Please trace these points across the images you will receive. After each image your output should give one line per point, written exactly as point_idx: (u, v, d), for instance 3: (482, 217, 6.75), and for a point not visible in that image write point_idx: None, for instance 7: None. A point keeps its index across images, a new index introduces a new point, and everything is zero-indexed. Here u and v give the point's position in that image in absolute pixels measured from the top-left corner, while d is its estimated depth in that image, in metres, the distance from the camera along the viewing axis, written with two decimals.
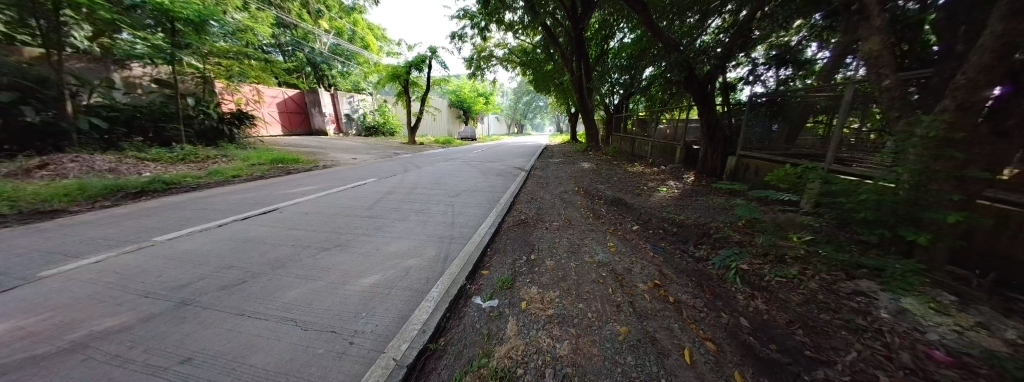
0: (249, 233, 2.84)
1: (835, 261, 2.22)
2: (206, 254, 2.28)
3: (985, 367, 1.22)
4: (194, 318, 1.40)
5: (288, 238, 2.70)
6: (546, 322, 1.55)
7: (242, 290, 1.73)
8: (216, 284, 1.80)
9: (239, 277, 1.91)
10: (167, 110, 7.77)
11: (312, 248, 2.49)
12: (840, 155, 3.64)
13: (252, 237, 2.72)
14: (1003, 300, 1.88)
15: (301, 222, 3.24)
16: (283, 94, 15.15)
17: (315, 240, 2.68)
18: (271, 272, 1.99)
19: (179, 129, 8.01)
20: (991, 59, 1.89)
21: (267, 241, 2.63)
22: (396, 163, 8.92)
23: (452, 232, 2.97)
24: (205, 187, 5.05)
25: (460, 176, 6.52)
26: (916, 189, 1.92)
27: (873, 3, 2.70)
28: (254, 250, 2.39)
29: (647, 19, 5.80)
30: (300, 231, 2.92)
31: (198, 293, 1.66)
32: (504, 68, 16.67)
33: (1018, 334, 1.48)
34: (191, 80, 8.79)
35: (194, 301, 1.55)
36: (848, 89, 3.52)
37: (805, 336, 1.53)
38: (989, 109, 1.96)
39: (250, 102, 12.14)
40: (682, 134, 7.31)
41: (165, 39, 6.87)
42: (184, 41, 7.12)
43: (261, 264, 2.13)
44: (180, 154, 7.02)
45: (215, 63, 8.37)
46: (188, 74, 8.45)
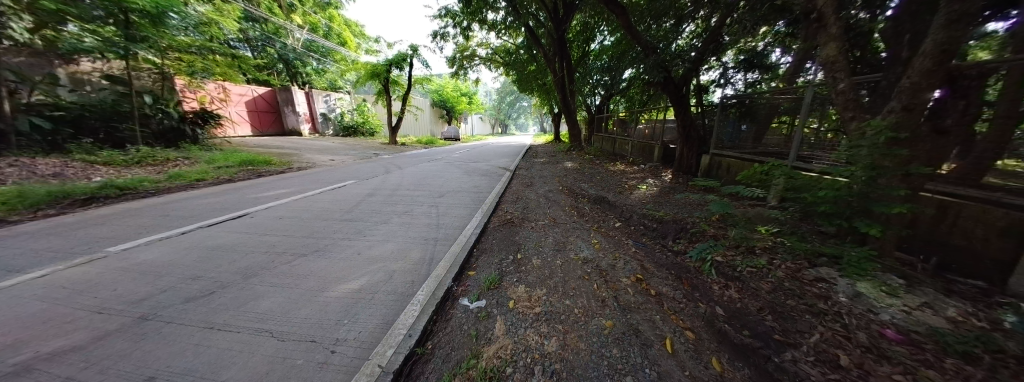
0: (217, 240, 2.65)
1: (799, 251, 2.38)
2: (170, 264, 2.11)
3: (930, 342, 1.42)
4: (159, 333, 1.29)
5: (261, 244, 2.56)
6: (534, 320, 1.56)
7: (212, 301, 1.61)
8: (182, 295, 1.66)
9: (207, 287, 1.78)
10: (122, 109, 7.11)
11: (288, 254, 2.36)
12: (802, 152, 3.93)
13: (221, 244, 2.54)
14: (943, 282, 2.12)
15: (276, 227, 3.06)
16: (252, 92, 14.30)
17: (291, 246, 2.54)
18: (244, 280, 1.88)
19: (134, 130, 7.29)
20: (932, 64, 2.10)
21: (238, 247, 2.48)
22: (377, 164, 8.68)
23: (437, 234, 2.93)
24: (167, 192, 4.65)
25: (444, 177, 6.44)
26: (868, 184, 2.11)
27: (829, 13, 2.93)
28: (224, 257, 2.25)
29: (626, 22, 6.00)
30: (274, 236, 2.76)
31: (160, 307, 1.53)
32: (488, 67, 16.59)
33: (955, 311, 1.69)
34: (147, 76, 7.95)
35: (156, 316, 1.43)
36: (808, 91, 3.82)
37: (774, 321, 1.64)
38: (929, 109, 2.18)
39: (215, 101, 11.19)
40: (660, 134, 7.61)
41: (117, 32, 6.29)
42: (139, 35, 6.52)
43: (231, 272, 2.01)
44: (136, 155, 6.43)
45: (174, 58, 7.72)
46: (144, 70, 7.73)
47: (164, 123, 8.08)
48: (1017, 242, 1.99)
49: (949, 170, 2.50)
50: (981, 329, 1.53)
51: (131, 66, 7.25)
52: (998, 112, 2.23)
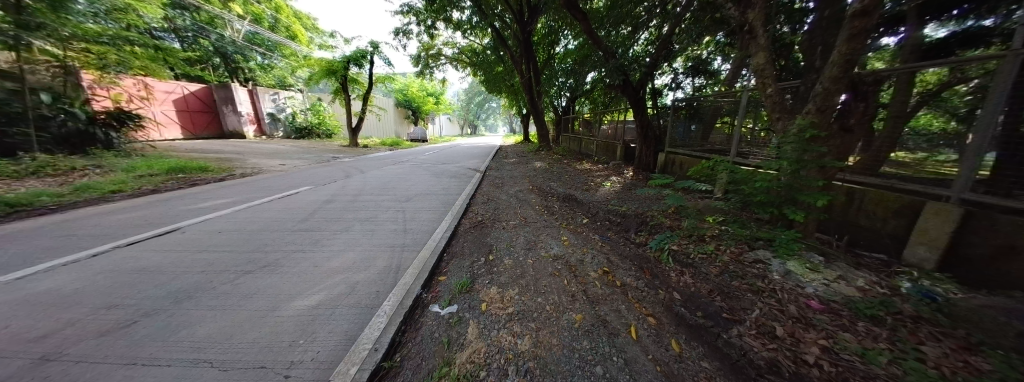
0: (140, 260, 2.25)
1: (740, 236, 2.65)
2: (76, 293, 1.74)
3: (845, 310, 1.71)
4: (63, 374, 1.05)
5: (196, 262, 2.23)
6: (508, 321, 1.56)
7: (133, 332, 1.36)
8: (94, 328, 1.38)
9: (126, 317, 1.50)
10: (13, 110, 5.79)
11: (230, 272, 2.08)
12: (741, 149, 4.43)
13: (145, 265, 2.17)
14: (852, 256, 2.53)
15: (215, 242, 2.69)
16: (181, 89, 12.49)
17: (234, 263, 2.24)
18: (175, 304, 1.63)
19: (30, 135, 5.95)
20: (839, 71, 2.49)
21: (166, 267, 2.13)
22: (336, 167, 8.05)
23: (404, 240, 2.79)
24: (72, 207, 3.84)
25: (411, 180, 6.17)
26: (793, 174, 2.45)
27: (758, 25, 3.30)
28: (148, 280, 1.92)
29: (587, 28, 6.27)
30: (213, 253, 2.42)
31: (63, 344, 1.25)
32: (454, 67, 16.27)
33: (861, 281, 2.02)
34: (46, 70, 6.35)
35: (59, 355, 1.17)
36: (744, 95, 4.32)
37: (722, 301, 1.83)
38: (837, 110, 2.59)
39: (136, 100, 9.52)
40: (621, 134, 8.08)
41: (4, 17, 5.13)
42: (36, 22, 5.38)
43: (159, 296, 1.72)
44: (31, 164, 5.28)
45: (81, 49, 6.35)
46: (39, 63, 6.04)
47: (67, 125, 6.68)
48: (905, 221, 2.42)
49: (854, 162, 2.89)
50: (882, 294, 1.85)
51: (22, 59, 5.74)
52: (889, 113, 2.70)
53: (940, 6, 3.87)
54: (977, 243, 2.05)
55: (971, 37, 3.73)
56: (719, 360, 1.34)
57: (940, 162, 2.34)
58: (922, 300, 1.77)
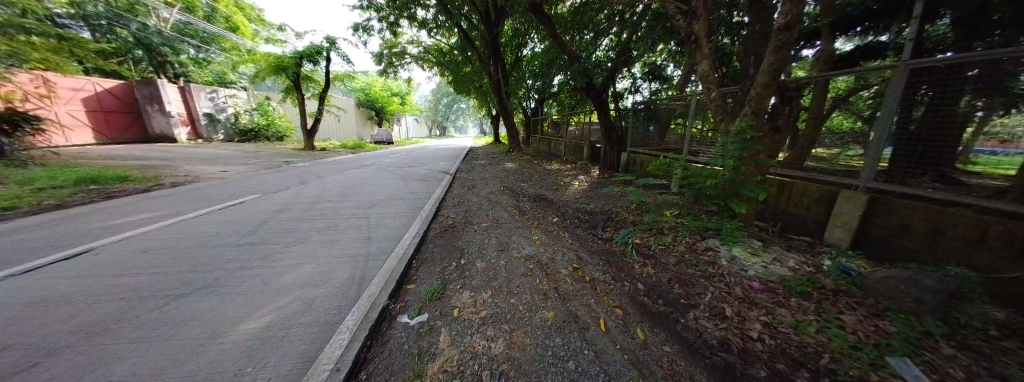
0: (37, 290, 1.85)
1: (694, 227, 2.89)
2: None
3: (780, 288, 1.95)
4: None
5: (115, 288, 1.88)
6: (481, 325, 1.53)
7: (25, 377, 1.11)
8: None
9: (15, 359, 1.21)
10: None
11: (159, 296, 1.79)
12: (692, 148, 4.86)
13: (44, 295, 1.78)
14: (785, 240, 2.88)
15: (139, 262, 2.30)
16: (93, 86, 10.80)
17: (163, 286, 1.93)
18: (85, 339, 1.36)
19: None
20: (768, 78, 2.84)
21: (72, 295, 1.78)
22: (290, 173, 7.34)
23: (368, 249, 2.62)
24: None
25: (375, 185, 5.83)
26: (735, 170, 2.73)
27: (702, 36, 3.65)
28: (47, 312, 1.59)
29: (553, 32, 6.46)
30: (137, 276, 2.06)
31: None
32: (420, 66, 15.73)
33: (792, 261, 2.32)
34: None
35: None
36: (693, 99, 4.75)
37: (680, 288, 1.99)
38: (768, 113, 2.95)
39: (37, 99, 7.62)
40: (587, 135, 8.42)
41: None
42: None
43: (63, 331, 1.42)
44: None
45: None
46: None
47: None
48: (824, 207, 2.82)
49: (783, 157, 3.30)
50: (809, 272, 2.14)
51: None
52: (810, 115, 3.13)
53: (846, 25, 4.63)
54: (877, 224, 2.46)
55: (870, 50, 4.69)
56: (679, 343, 1.46)
57: (851, 156, 2.77)
58: (838, 275, 2.08)
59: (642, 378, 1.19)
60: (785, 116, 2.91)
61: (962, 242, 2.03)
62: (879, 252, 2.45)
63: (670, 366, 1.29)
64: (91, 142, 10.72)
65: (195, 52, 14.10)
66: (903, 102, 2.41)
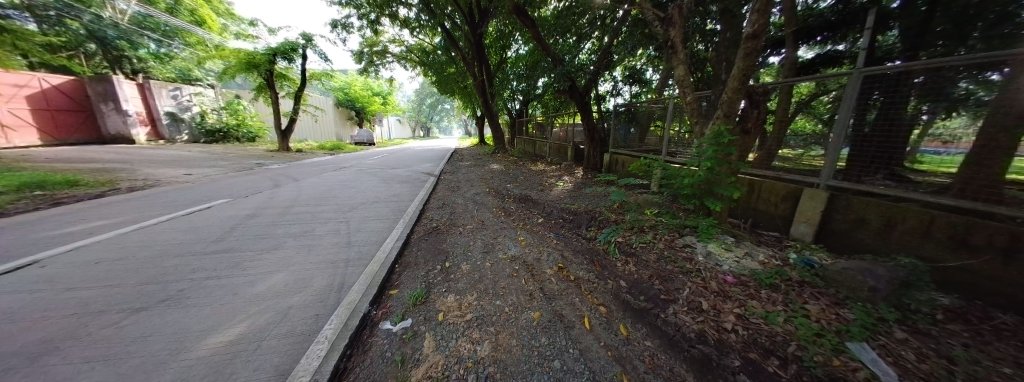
0: None
1: (672, 225, 3.00)
2: None
3: (750, 281, 2.07)
4: None
5: (64, 302, 1.70)
6: (466, 328, 1.51)
7: None
8: None
9: None
10: None
11: (114, 310, 1.63)
12: (670, 149, 5.07)
13: None
14: (756, 235, 3.06)
15: (90, 275, 2.09)
16: (40, 83, 9.97)
17: (120, 298, 1.76)
18: (28, 360, 1.22)
19: None
20: (738, 83, 3.01)
21: (10, 313, 1.59)
22: (262, 176, 6.94)
23: (348, 254, 2.53)
24: None
25: (356, 187, 5.64)
26: (710, 171, 2.86)
27: (678, 42, 3.81)
28: None
29: (536, 34, 6.53)
30: (89, 289, 1.87)
31: None
32: (403, 66, 15.40)
33: (762, 256, 2.46)
34: None
35: None
36: (671, 102, 4.95)
37: (659, 284, 2.06)
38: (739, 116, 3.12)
39: None
40: (571, 136, 8.57)
41: None
42: None
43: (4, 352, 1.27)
44: None
45: None
46: None
47: None
48: (789, 204, 3.01)
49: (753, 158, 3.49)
50: (776, 265, 2.28)
51: None
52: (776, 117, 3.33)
53: (807, 34, 5.02)
54: (836, 219, 2.65)
55: (829, 58, 5.14)
56: (659, 338, 1.51)
57: (812, 156, 2.98)
58: (803, 267, 2.23)
59: (625, 374, 1.22)
60: (754, 119, 3.08)
61: (909, 234, 2.24)
62: (838, 245, 2.65)
63: (651, 361, 1.33)
64: (33, 143, 9.80)
65: (154, 46, 12.78)
66: (858, 106, 2.62)
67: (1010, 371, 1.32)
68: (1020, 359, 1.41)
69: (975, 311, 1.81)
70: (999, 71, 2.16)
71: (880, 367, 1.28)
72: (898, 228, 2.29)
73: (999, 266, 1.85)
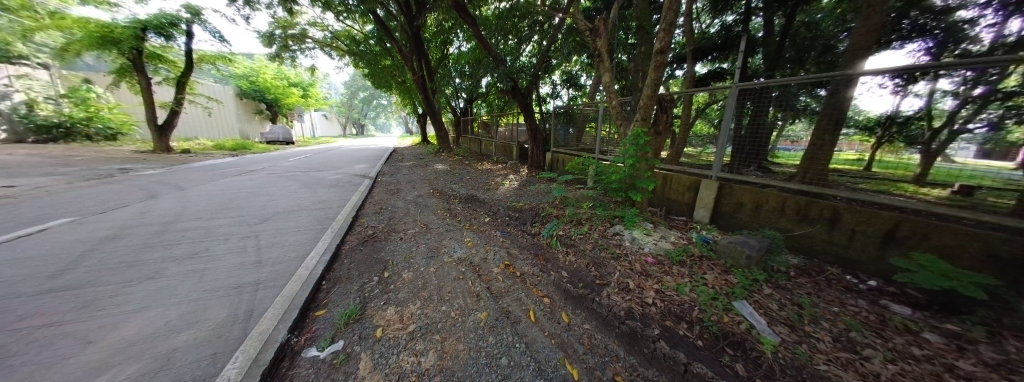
0: None
1: (605, 216, 3.32)
2: None
3: (665, 260, 2.43)
4: None
5: None
6: (408, 341, 1.41)
7: None
8: None
9: None
10: None
11: None
12: (602, 148, 5.60)
13: None
14: (670, 221, 3.61)
15: None
16: None
17: None
18: None
19: None
20: (651, 91, 3.48)
21: None
22: (126, 185, 5.29)
23: (257, 275, 2.11)
24: None
25: (269, 194, 4.76)
26: (632, 167, 3.26)
27: (603, 52, 4.23)
28: None
29: (477, 33, 6.47)
30: None
31: None
32: (327, 54, 13.54)
33: (674, 238, 2.91)
34: None
35: None
36: (601, 106, 5.48)
37: (594, 270, 2.27)
38: (654, 120, 3.62)
39: None
40: (515, 136, 8.76)
41: None
42: None
43: None
44: None
45: None
46: None
47: None
48: (692, 193, 3.63)
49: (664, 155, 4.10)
50: (683, 244, 2.73)
51: None
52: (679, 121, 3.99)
53: (703, 53, 6.12)
54: (724, 203, 3.31)
55: (717, 74, 6.26)
56: (596, 319, 1.67)
57: (705, 153, 3.65)
58: (702, 243, 2.72)
59: (567, 359, 1.32)
60: (664, 121, 3.63)
61: (771, 212, 2.92)
62: (726, 224, 3.31)
63: (589, 341, 1.47)
64: None
65: None
66: (736, 113, 3.30)
67: (833, 308, 1.87)
68: (838, 298, 2.01)
69: (813, 267, 2.50)
70: (826, 88, 2.83)
71: (755, 318, 1.67)
72: (763, 207, 2.98)
73: (822, 231, 2.59)
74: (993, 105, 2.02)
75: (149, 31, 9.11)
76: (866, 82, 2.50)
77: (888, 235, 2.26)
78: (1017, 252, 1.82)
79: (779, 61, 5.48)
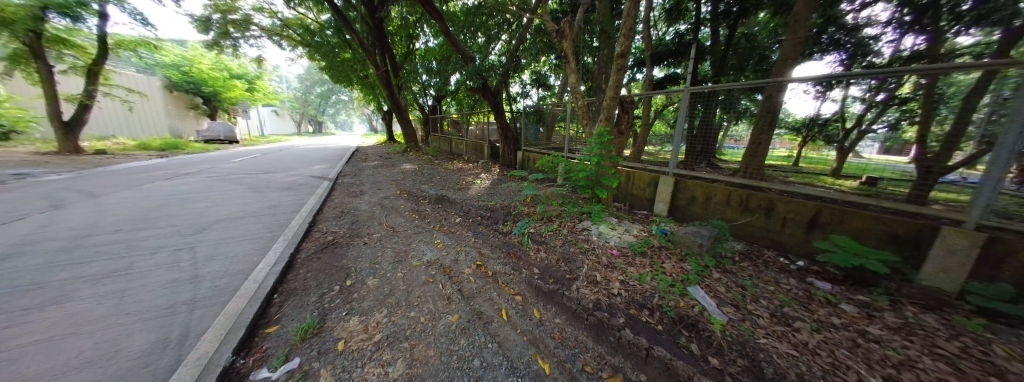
0: None
1: (574, 212, 3.43)
2: None
3: (629, 252, 2.58)
4: None
5: None
6: (374, 351, 1.34)
7: None
8: None
9: None
10: None
11: None
12: (570, 147, 5.78)
13: None
14: (634, 215, 3.84)
15: None
16: None
17: None
18: None
19: None
20: (613, 93, 3.65)
21: None
22: (10, 194, 4.32)
23: (191, 292, 1.85)
24: None
25: (209, 200, 4.21)
26: (597, 164, 3.40)
27: (569, 53, 4.34)
28: None
29: (444, 29, 6.27)
30: None
31: None
32: (275, 43, 12.25)
33: (637, 230, 3.11)
34: None
35: None
36: (568, 106, 5.64)
37: (564, 266, 2.34)
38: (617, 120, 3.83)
39: None
40: (486, 134, 8.68)
41: None
42: None
43: None
44: None
45: None
46: None
47: None
48: (652, 188, 3.89)
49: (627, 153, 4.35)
50: (645, 236, 2.92)
51: None
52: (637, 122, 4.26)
53: (660, 58, 6.59)
54: (680, 197, 3.58)
55: (671, 78, 6.77)
56: (566, 313, 1.73)
57: (663, 151, 3.93)
58: (660, 235, 2.93)
59: (539, 354, 1.36)
60: (626, 122, 3.84)
61: (721, 204, 3.23)
62: (681, 216, 3.60)
63: (560, 335, 1.52)
64: None
65: None
66: (688, 114, 3.59)
67: (770, 287, 2.14)
68: (774, 278, 2.29)
69: (754, 252, 2.82)
70: (762, 93, 3.19)
71: (706, 300, 1.84)
72: (713, 200, 3.29)
73: (761, 220, 2.93)
74: (895, 108, 2.42)
75: (52, 11, 7.46)
76: (793, 89, 2.90)
77: (811, 221, 2.62)
78: (910, 231, 2.17)
79: (724, 67, 6.08)
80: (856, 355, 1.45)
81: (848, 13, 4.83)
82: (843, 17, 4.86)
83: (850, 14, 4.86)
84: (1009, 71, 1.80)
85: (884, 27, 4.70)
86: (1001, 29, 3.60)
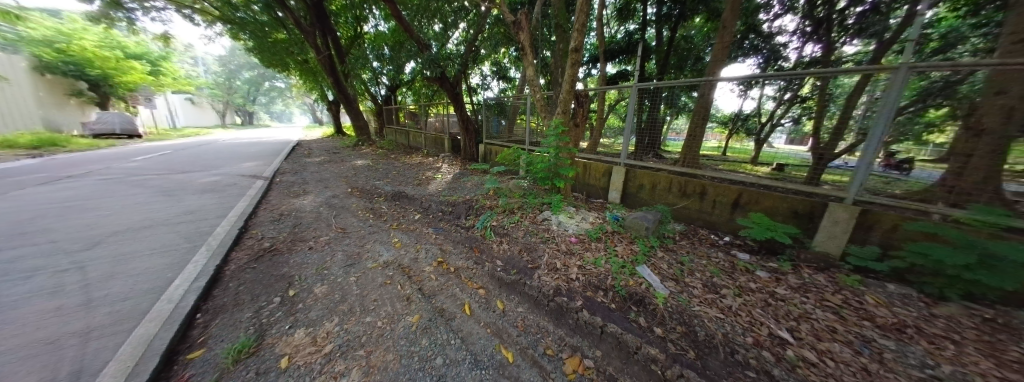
0: None
1: (536, 203, 3.52)
2: None
3: (587, 238, 2.74)
4: None
5: None
6: (325, 364, 1.24)
7: None
8: None
9: None
10: None
11: None
12: (531, 139, 5.85)
13: None
14: (591, 203, 4.07)
15: None
16: None
17: None
18: None
19: None
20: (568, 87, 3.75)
21: None
22: None
23: (75, 323, 1.49)
24: None
25: (99, 208, 3.42)
26: (556, 156, 3.51)
27: (526, 45, 4.33)
28: None
29: (395, 12, 5.79)
30: None
31: None
32: (183, 17, 10.20)
33: (593, 218, 3.30)
34: None
35: None
36: (528, 98, 5.66)
37: (525, 256, 2.40)
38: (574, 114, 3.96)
39: None
40: (446, 126, 8.37)
41: None
42: None
43: None
44: None
45: None
46: None
47: None
48: (606, 178, 4.15)
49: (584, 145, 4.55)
50: (600, 223, 3.12)
51: None
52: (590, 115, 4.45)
53: (613, 54, 6.95)
54: (631, 185, 3.88)
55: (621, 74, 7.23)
56: (528, 302, 1.78)
57: (614, 142, 4.19)
58: (613, 221, 3.15)
59: (502, 344, 1.39)
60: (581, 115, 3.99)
61: (664, 191, 3.56)
62: (632, 203, 3.91)
63: (523, 323, 1.57)
64: None
65: None
66: (637, 109, 3.85)
67: (703, 261, 2.45)
68: (707, 253, 2.63)
69: (692, 231, 3.20)
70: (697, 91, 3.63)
71: (652, 277, 2.05)
72: (658, 186, 3.62)
73: (697, 203, 3.31)
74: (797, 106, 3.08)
75: None
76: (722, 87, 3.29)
77: (735, 201, 3.04)
78: (806, 208, 2.64)
79: (666, 66, 6.67)
80: (767, 312, 1.75)
81: (765, 22, 5.62)
82: (761, 25, 5.66)
83: (766, 23, 5.64)
84: (879, 75, 2.26)
85: (790, 36, 5.55)
86: (876, 41, 4.61)
